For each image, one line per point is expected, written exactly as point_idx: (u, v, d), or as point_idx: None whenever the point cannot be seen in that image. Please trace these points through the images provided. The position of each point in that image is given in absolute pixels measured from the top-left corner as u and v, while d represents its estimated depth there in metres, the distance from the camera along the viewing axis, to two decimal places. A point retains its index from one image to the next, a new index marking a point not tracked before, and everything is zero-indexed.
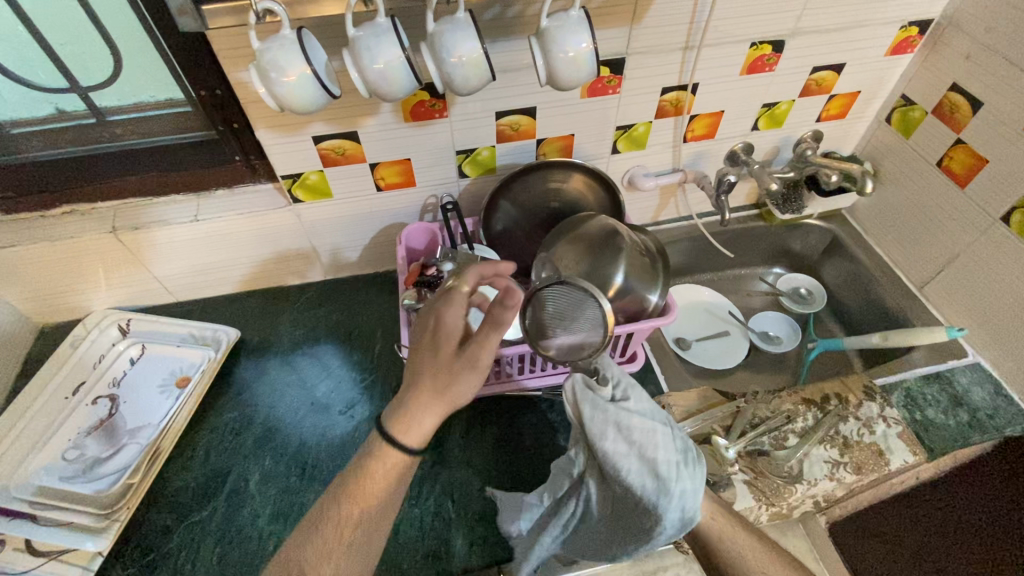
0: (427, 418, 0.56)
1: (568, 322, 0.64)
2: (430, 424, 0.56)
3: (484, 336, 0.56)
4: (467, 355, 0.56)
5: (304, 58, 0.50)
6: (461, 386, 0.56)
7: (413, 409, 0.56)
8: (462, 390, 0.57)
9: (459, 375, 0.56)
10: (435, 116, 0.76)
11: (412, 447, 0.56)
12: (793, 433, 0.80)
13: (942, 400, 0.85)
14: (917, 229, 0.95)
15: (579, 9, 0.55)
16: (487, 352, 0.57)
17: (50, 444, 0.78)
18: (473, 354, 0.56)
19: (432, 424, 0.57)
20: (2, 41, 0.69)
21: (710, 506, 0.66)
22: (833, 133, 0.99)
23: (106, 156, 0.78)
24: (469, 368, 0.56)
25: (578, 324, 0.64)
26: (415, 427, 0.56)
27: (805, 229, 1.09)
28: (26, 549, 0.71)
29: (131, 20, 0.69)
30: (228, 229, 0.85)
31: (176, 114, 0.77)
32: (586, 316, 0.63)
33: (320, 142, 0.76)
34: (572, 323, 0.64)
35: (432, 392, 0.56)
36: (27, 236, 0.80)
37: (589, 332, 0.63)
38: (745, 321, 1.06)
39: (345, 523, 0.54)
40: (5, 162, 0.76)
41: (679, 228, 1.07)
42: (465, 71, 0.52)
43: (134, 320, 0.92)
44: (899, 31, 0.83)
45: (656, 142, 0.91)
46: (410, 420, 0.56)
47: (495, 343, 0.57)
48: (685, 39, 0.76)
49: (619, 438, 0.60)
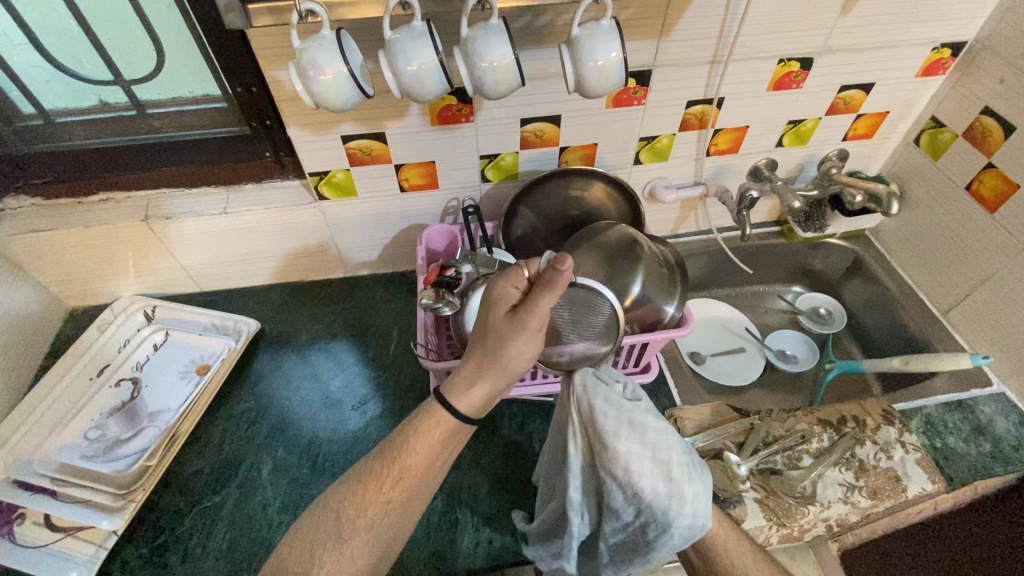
0: (479, 385, 0.56)
1: (579, 324, 0.63)
2: (483, 391, 0.57)
3: (531, 303, 0.54)
4: (515, 322, 0.55)
5: (342, 58, 0.52)
6: (512, 352, 0.55)
7: (466, 376, 0.57)
8: (514, 356, 0.55)
9: (508, 343, 0.55)
10: (462, 121, 0.78)
11: (463, 416, 0.56)
12: (807, 454, 0.79)
13: (964, 429, 0.83)
14: (943, 253, 0.93)
15: (610, 19, 0.55)
16: (535, 319, 0.54)
17: (74, 423, 0.81)
18: (521, 319, 0.55)
19: (487, 391, 0.57)
20: (53, 32, 0.72)
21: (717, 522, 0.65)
22: (859, 153, 0.98)
23: (143, 147, 0.81)
24: (517, 335, 0.54)
25: (587, 325, 0.64)
26: (467, 393, 0.56)
27: (827, 248, 1.08)
28: (44, 524, 0.73)
29: (175, 18, 0.71)
30: (254, 222, 0.87)
31: (212, 109, 0.80)
32: (598, 316, 0.64)
33: (348, 142, 0.78)
34: (585, 327, 0.64)
35: (485, 358, 0.56)
36: (65, 221, 0.84)
37: (599, 333, 0.64)
38: (761, 338, 1.05)
39: (383, 485, 0.55)
40: (49, 149, 0.80)
41: (698, 242, 1.07)
42: (495, 76, 0.53)
43: (159, 307, 0.95)
44: (931, 52, 0.83)
45: (679, 154, 0.91)
46: (464, 386, 0.56)
47: (542, 309, 0.54)
48: (713, 53, 0.76)
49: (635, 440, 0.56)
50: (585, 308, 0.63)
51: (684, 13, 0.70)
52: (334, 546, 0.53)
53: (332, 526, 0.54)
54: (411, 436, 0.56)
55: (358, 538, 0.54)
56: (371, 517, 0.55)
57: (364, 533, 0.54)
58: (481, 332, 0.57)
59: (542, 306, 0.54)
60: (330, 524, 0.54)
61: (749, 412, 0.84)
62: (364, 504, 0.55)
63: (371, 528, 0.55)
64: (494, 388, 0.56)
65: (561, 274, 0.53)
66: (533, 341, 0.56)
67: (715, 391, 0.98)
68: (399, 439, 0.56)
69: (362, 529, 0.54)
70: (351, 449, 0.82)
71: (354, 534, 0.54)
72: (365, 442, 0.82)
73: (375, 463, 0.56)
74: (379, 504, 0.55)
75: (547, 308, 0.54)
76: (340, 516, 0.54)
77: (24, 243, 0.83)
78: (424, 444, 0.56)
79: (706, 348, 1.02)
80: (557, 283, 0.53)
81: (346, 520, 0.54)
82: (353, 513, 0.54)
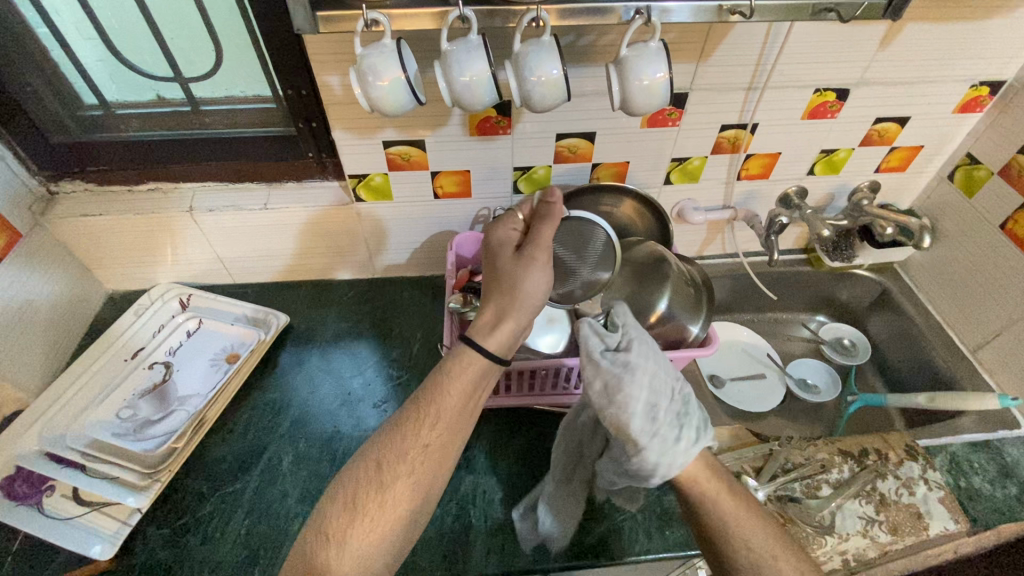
0: (504, 323, 0.62)
1: (581, 255, 0.73)
2: (508, 328, 0.62)
3: (536, 235, 0.65)
4: (524, 257, 0.64)
5: (400, 65, 0.54)
6: (524, 282, 0.63)
7: (489, 318, 0.62)
8: (532, 290, 0.63)
9: (523, 278, 0.63)
10: (500, 132, 0.80)
11: (493, 352, 0.61)
12: (827, 484, 0.78)
13: (990, 470, 0.82)
14: (974, 291, 0.92)
15: (658, 42, 0.57)
16: (541, 249, 0.64)
17: (107, 401, 0.84)
18: (530, 253, 0.64)
19: (512, 327, 0.62)
20: (121, 30, 0.76)
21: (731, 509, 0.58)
22: (891, 186, 0.98)
23: (194, 143, 0.85)
24: (530, 269, 0.63)
25: (586, 256, 0.73)
26: (495, 330, 0.61)
27: (854, 279, 1.07)
28: (72, 497, 0.75)
29: (235, 21, 0.75)
30: (292, 219, 0.90)
31: (263, 109, 0.84)
32: (595, 246, 0.73)
33: (389, 147, 0.80)
34: (583, 258, 0.73)
35: (501, 296, 0.63)
36: (115, 208, 0.88)
37: (598, 262, 0.73)
38: (783, 365, 1.04)
39: (421, 429, 0.58)
40: (106, 138, 0.84)
41: (723, 264, 1.08)
42: (543, 90, 0.55)
43: (194, 296, 0.98)
44: (969, 89, 0.83)
45: (709, 177, 0.92)
46: (489, 325, 0.62)
47: (544, 239, 0.65)
48: (750, 80, 0.78)
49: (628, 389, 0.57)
50: (583, 241, 0.73)
51: (724, 39, 0.72)
52: (379, 491, 0.55)
53: (373, 473, 0.56)
54: (444, 380, 0.60)
55: (399, 484, 0.56)
56: (411, 461, 0.56)
57: (405, 478, 0.56)
58: (495, 276, 0.64)
59: (543, 236, 0.66)
60: (372, 472, 0.56)
61: (769, 438, 0.84)
62: (406, 447, 0.57)
63: (413, 471, 0.56)
64: (516, 324, 0.62)
65: (554, 206, 0.68)
66: (545, 274, 0.64)
67: (735, 415, 0.97)
68: (432, 385, 0.60)
69: (403, 475, 0.56)
70: None
71: (397, 478, 0.56)
72: None
73: (410, 410, 0.59)
74: (418, 447, 0.57)
75: (547, 234, 0.66)
76: (382, 465, 0.56)
77: (76, 226, 0.88)
78: (457, 386, 0.59)
79: (726, 371, 1.02)
80: (551, 213, 0.67)
81: (387, 468, 0.56)
82: (394, 458, 0.57)
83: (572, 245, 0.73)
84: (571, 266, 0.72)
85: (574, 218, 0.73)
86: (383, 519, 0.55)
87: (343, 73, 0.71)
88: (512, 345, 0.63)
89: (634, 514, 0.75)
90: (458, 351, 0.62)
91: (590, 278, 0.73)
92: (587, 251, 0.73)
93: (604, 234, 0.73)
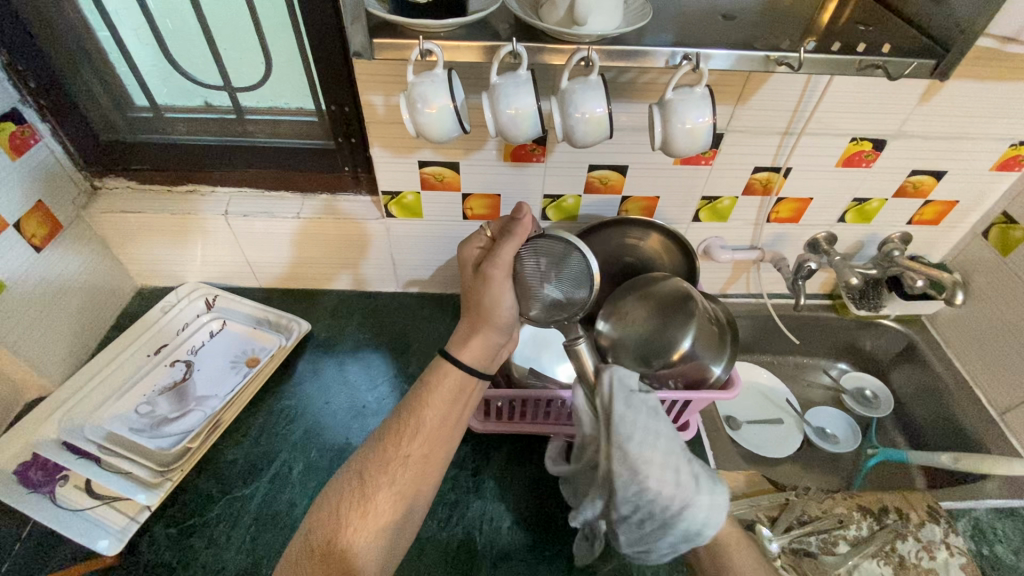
0: (472, 337, 0.66)
1: (555, 272, 0.66)
2: (479, 341, 0.67)
3: (495, 254, 0.65)
4: (483, 276, 0.66)
5: (450, 95, 0.56)
6: (487, 298, 0.66)
7: (462, 331, 0.67)
8: (493, 305, 0.66)
9: (485, 294, 0.65)
10: (534, 160, 0.81)
11: (465, 363, 0.65)
12: (844, 540, 0.76)
13: (1015, 539, 0.80)
14: (1005, 352, 0.90)
15: (704, 87, 0.58)
16: (498, 268, 0.65)
17: (128, 395, 0.85)
18: (485, 271, 0.66)
19: (482, 341, 0.67)
20: (178, 38, 0.79)
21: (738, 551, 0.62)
22: (922, 238, 0.97)
23: (235, 148, 0.87)
24: (489, 286, 0.66)
25: (561, 275, 0.66)
26: (462, 344, 0.66)
27: (880, 329, 1.05)
28: (84, 489, 0.76)
29: (288, 37, 0.78)
30: (322, 229, 0.91)
31: (305, 122, 0.86)
32: (571, 268, 0.65)
33: (424, 168, 0.82)
34: (554, 276, 0.66)
35: (473, 312, 0.67)
36: (154, 207, 0.90)
37: (576, 281, 0.65)
38: (801, 412, 1.02)
39: (401, 441, 0.61)
40: (153, 139, 0.87)
41: (746, 304, 1.07)
42: (586, 127, 0.56)
43: (220, 296, 0.99)
44: (1008, 148, 0.82)
45: (738, 217, 0.92)
46: (461, 339, 0.66)
47: (504, 257, 0.65)
48: (786, 125, 0.78)
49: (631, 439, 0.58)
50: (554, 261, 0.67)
51: (764, 85, 0.73)
52: (362, 500, 0.58)
53: (357, 483, 0.59)
54: (424, 396, 0.64)
55: (382, 494, 0.58)
56: (392, 471, 0.59)
57: (387, 488, 0.59)
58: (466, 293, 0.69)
59: (504, 254, 0.65)
60: (356, 484, 0.59)
61: (785, 487, 0.81)
62: (385, 459, 0.60)
63: (393, 483, 0.59)
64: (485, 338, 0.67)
65: (521, 224, 0.68)
66: (499, 287, 0.66)
67: (750, 459, 0.95)
68: (412, 401, 0.64)
69: (385, 485, 0.59)
70: None
71: (379, 488, 0.58)
72: None
73: (392, 424, 0.63)
74: (398, 458, 0.60)
75: (506, 255, 0.65)
76: (366, 477, 0.59)
77: (115, 220, 0.90)
78: (436, 399, 0.63)
79: (744, 414, 1.00)
80: (515, 234, 0.66)
81: (370, 479, 0.59)
82: (375, 469, 0.60)
83: (547, 266, 0.66)
84: (537, 284, 0.67)
85: (550, 236, 0.65)
86: (366, 528, 0.57)
87: (387, 94, 0.72)
88: (488, 357, 0.67)
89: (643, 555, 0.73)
90: (436, 366, 0.66)
91: (565, 297, 0.66)
92: (559, 271, 0.66)
93: (581, 255, 0.64)
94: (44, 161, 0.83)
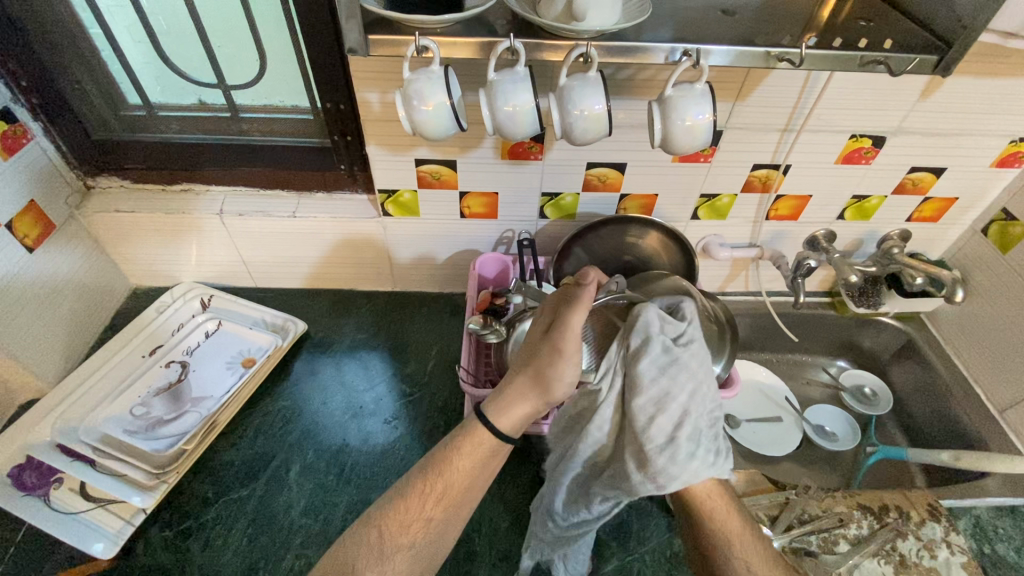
0: (520, 403, 0.60)
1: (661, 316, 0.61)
2: (521, 411, 0.60)
3: (565, 324, 0.59)
4: (551, 344, 0.59)
5: (446, 91, 0.55)
6: (552, 371, 0.59)
7: (508, 393, 0.61)
8: (553, 378, 0.59)
9: (552, 364, 0.58)
10: (531, 158, 0.80)
11: (503, 432, 0.60)
12: (844, 539, 0.75)
13: (1016, 537, 0.80)
14: (1004, 349, 0.90)
15: (704, 83, 0.57)
16: (571, 340, 0.58)
17: (122, 397, 0.84)
18: (560, 342, 0.58)
19: (525, 411, 0.61)
20: (172, 36, 0.78)
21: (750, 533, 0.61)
22: (922, 235, 0.97)
23: (230, 147, 0.86)
24: (554, 360, 0.59)
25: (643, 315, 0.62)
26: (506, 410, 0.60)
27: (879, 326, 1.05)
28: (79, 492, 0.75)
29: (282, 33, 0.77)
30: (318, 228, 0.90)
31: (300, 119, 0.85)
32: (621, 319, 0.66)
33: (421, 165, 0.81)
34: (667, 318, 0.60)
35: (531, 379, 0.60)
36: (147, 206, 0.89)
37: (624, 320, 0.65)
38: (801, 410, 1.02)
39: (423, 503, 0.59)
40: (146, 138, 0.86)
41: (745, 302, 1.06)
42: (585, 124, 0.56)
43: (216, 297, 0.99)
44: (1008, 144, 0.82)
45: (738, 215, 0.92)
46: (505, 405, 0.61)
47: (575, 328, 0.59)
48: (785, 122, 0.77)
49: (657, 393, 0.54)
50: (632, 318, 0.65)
51: (763, 81, 0.72)
52: (378, 561, 0.56)
53: (375, 541, 0.57)
54: (450, 457, 0.60)
55: (400, 556, 0.57)
56: (412, 534, 0.57)
57: (406, 550, 0.57)
58: (528, 352, 0.62)
59: (574, 327, 0.59)
60: (374, 540, 0.57)
61: (785, 485, 0.81)
62: (406, 521, 0.58)
63: (413, 545, 0.57)
64: (532, 408, 0.61)
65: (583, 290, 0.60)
66: (575, 363, 0.59)
67: (749, 458, 0.95)
68: (438, 458, 0.60)
69: (404, 546, 0.57)
70: (378, 464, 0.82)
71: (398, 549, 0.57)
72: (394, 457, 0.82)
73: (415, 482, 0.60)
74: (420, 521, 0.58)
75: (576, 325, 0.59)
76: (384, 535, 0.57)
77: (108, 219, 0.89)
78: (464, 464, 0.60)
79: (743, 412, 0.99)
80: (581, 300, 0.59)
81: (389, 539, 0.57)
82: (395, 530, 0.57)
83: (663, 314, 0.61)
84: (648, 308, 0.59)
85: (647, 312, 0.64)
86: None
87: (383, 91, 0.72)
88: (526, 426, 0.62)
89: (643, 556, 0.73)
90: (470, 424, 0.62)
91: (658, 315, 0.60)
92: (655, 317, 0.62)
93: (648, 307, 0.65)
94: (35, 160, 0.82)
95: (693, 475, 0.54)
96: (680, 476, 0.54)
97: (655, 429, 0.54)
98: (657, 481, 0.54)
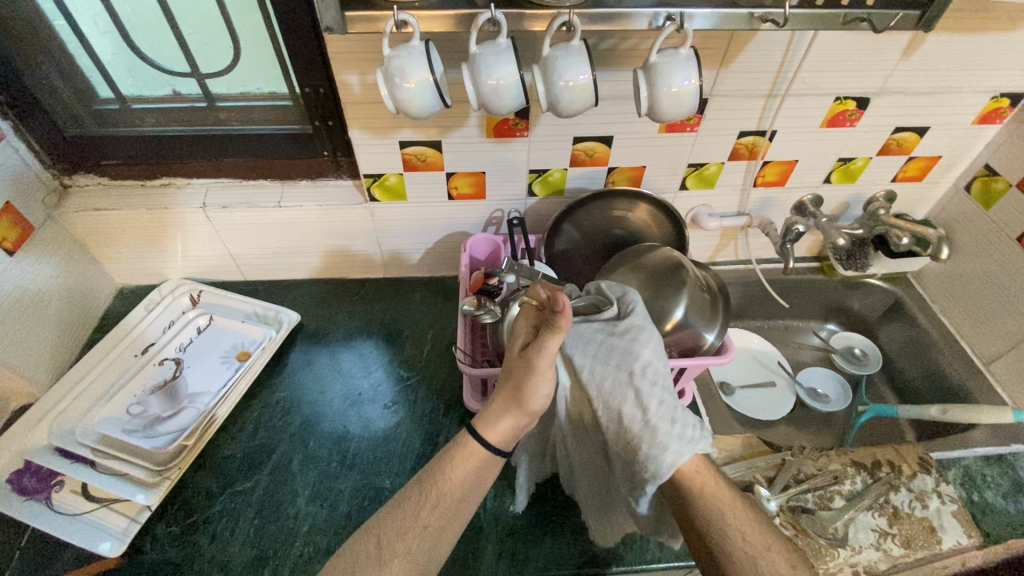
0: (505, 418, 0.61)
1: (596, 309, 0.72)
2: (510, 424, 0.61)
3: (539, 343, 0.59)
4: (527, 361, 0.60)
5: (429, 69, 0.54)
6: (530, 387, 0.60)
7: (493, 409, 0.62)
8: (528, 393, 0.60)
9: (528, 380, 0.60)
10: (517, 135, 0.79)
11: (493, 446, 0.61)
12: (839, 495, 0.77)
13: (1004, 484, 0.81)
14: (989, 303, 0.91)
15: (689, 48, 0.57)
16: (544, 358, 0.59)
17: (118, 397, 0.83)
18: (534, 359, 0.59)
19: (511, 424, 0.62)
20: (140, 25, 0.76)
21: (729, 497, 0.61)
22: (907, 195, 0.98)
23: (208, 139, 0.85)
24: (532, 376, 0.59)
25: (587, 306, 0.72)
26: (496, 425, 0.61)
27: (867, 288, 1.06)
28: (82, 494, 0.75)
29: (254, 17, 0.74)
30: (304, 217, 0.89)
31: (279, 106, 0.83)
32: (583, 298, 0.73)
33: (405, 148, 0.80)
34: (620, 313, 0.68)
35: (512, 394, 0.61)
36: (127, 203, 0.87)
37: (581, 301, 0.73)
38: (793, 374, 1.04)
39: (420, 509, 0.59)
40: (121, 133, 0.84)
41: (735, 271, 1.07)
42: (571, 95, 0.55)
43: (205, 292, 0.98)
44: (989, 100, 0.82)
45: (725, 183, 0.92)
46: (492, 418, 0.62)
47: (550, 350, 0.58)
48: (770, 86, 0.77)
49: (611, 385, 0.62)
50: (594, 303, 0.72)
51: (747, 45, 0.71)
52: (376, 566, 0.55)
53: (373, 550, 0.57)
54: (445, 466, 0.61)
55: (397, 561, 0.56)
56: (409, 540, 0.57)
57: (402, 557, 0.56)
58: (508, 367, 0.62)
59: (549, 349, 0.58)
60: (372, 547, 0.57)
61: (780, 447, 0.83)
62: (403, 527, 0.58)
63: (409, 551, 0.57)
64: (519, 422, 0.61)
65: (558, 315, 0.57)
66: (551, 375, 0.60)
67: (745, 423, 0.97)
68: (434, 466, 0.62)
69: (401, 553, 0.57)
70: (381, 449, 0.82)
71: (394, 555, 0.56)
72: (397, 441, 0.83)
73: (411, 490, 0.61)
74: (416, 527, 0.58)
75: (552, 350, 0.58)
76: (383, 540, 0.57)
77: (88, 218, 0.87)
78: (459, 474, 0.61)
79: (737, 379, 1.01)
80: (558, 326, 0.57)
81: (387, 544, 0.57)
82: (393, 536, 0.57)
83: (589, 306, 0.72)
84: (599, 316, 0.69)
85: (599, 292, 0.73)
86: None
87: (363, 73, 0.70)
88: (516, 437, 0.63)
89: None
90: (461, 437, 0.63)
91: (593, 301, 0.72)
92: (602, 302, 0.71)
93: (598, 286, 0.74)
94: (10, 162, 0.80)
95: (674, 454, 0.58)
96: (663, 458, 0.58)
97: (626, 419, 0.61)
98: (648, 465, 0.59)
